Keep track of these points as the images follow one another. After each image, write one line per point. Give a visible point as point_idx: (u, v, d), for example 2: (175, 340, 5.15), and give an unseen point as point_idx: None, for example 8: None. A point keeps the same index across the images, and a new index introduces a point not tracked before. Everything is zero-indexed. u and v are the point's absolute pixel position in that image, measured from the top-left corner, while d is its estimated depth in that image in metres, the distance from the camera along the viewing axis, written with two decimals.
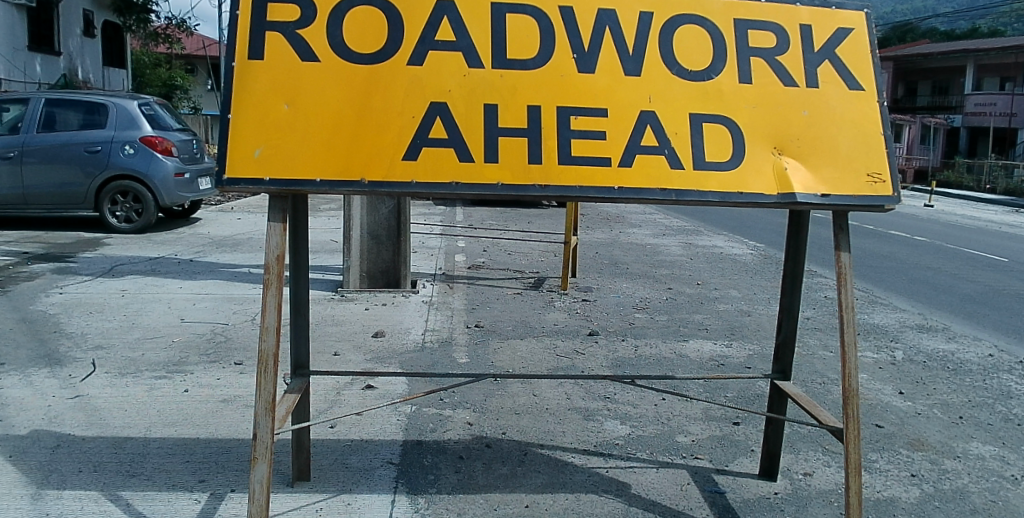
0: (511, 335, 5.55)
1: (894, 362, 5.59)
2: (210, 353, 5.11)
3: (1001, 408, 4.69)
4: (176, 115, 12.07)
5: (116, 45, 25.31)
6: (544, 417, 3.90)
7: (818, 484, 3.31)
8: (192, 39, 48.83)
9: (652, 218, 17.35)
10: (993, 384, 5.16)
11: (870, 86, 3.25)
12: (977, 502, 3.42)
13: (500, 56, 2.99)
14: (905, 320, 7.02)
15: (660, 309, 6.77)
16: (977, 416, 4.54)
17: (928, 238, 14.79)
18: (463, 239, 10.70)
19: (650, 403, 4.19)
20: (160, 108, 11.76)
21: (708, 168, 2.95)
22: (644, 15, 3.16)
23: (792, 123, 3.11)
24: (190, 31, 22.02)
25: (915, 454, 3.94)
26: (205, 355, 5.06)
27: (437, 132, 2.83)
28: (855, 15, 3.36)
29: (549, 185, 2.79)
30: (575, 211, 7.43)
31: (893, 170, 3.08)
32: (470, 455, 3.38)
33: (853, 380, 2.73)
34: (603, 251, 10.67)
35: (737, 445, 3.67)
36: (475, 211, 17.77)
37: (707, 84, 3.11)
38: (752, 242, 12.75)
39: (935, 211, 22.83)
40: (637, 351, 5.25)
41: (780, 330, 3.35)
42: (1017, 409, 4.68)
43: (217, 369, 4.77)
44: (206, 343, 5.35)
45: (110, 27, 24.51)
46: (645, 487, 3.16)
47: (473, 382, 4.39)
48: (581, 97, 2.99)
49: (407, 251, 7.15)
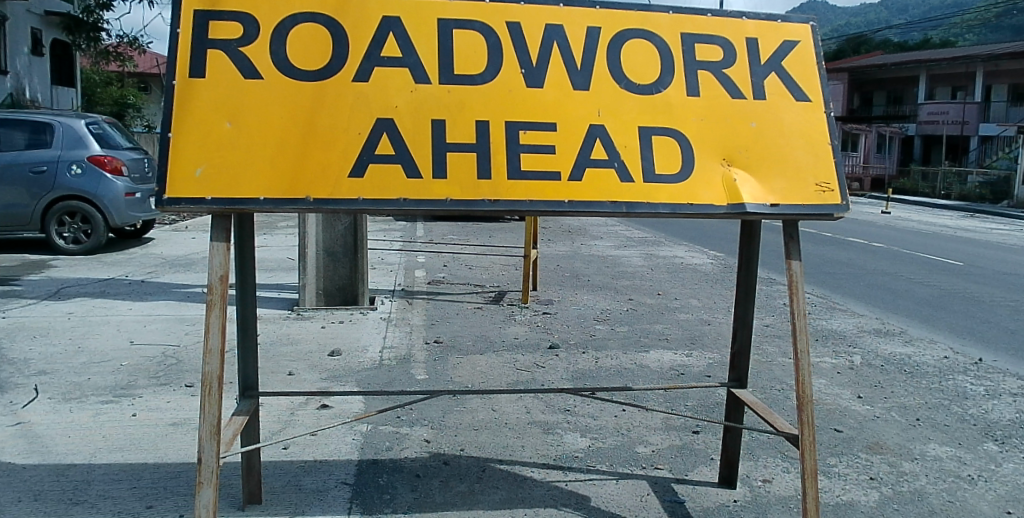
0: (470, 350, 5.52)
1: (853, 367, 5.66)
2: (161, 376, 5.02)
3: (957, 409, 4.77)
4: (127, 134, 11.93)
5: (65, 63, 24.98)
6: (503, 432, 3.87)
7: (777, 490, 3.33)
8: (149, 57, 48.41)
9: (614, 230, 17.47)
10: (950, 385, 5.24)
11: (816, 97, 3.31)
12: (935, 503, 3.47)
13: (446, 71, 3.00)
14: (862, 324, 7.14)
15: (620, 320, 6.80)
16: (934, 417, 4.61)
17: (883, 243, 15.06)
18: (423, 254, 10.68)
19: (610, 415, 4.19)
20: (110, 127, 11.62)
21: (658, 181, 2.99)
22: (592, 30, 3.18)
23: (740, 134, 3.16)
24: (143, 49, 21.78)
25: (873, 458, 3.97)
26: (155, 378, 4.96)
27: (384, 148, 2.86)
28: (801, 28, 3.41)
29: (498, 200, 2.83)
30: (535, 223, 7.42)
31: (840, 179, 3.15)
32: (428, 473, 3.34)
33: (806, 386, 2.85)
34: (564, 263, 10.72)
35: (697, 454, 3.66)
36: (437, 225, 17.77)
37: (656, 97, 3.14)
38: (712, 251, 12.88)
39: (892, 217, 23.34)
40: (598, 362, 5.26)
41: (736, 338, 3.31)
42: (972, 410, 4.76)
43: (168, 392, 4.69)
44: (157, 365, 5.26)
45: (60, 45, 24.10)
46: (605, 499, 3.15)
47: (431, 399, 4.35)
48: (529, 111, 3.01)
49: (365, 267, 7.10)
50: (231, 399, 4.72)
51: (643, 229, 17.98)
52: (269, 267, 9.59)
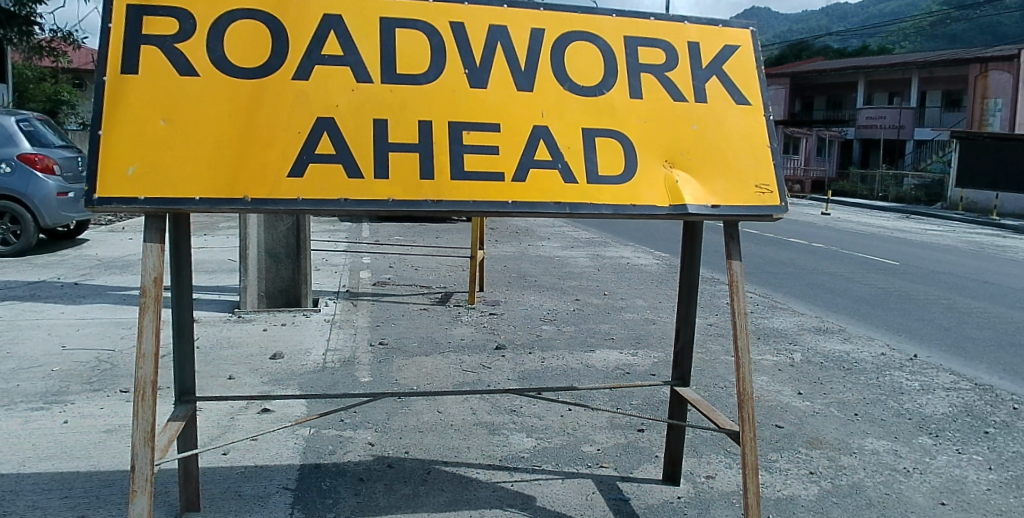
0: (416, 352, 5.48)
1: (793, 364, 5.80)
2: (94, 381, 4.86)
3: (894, 403, 4.93)
4: (61, 132, 11.55)
5: None
6: (448, 433, 3.85)
7: (720, 486, 3.39)
8: (85, 53, 46.82)
9: (562, 231, 17.62)
10: (886, 381, 5.42)
11: (756, 101, 3.38)
12: (872, 496, 3.58)
13: (389, 71, 2.98)
14: (802, 322, 7.33)
15: (567, 320, 6.85)
16: (871, 412, 4.75)
17: (824, 243, 15.51)
18: (368, 256, 10.62)
19: (556, 414, 4.21)
20: (42, 124, 11.20)
21: (601, 182, 3.02)
22: (536, 31, 3.19)
23: (682, 136, 3.21)
24: (78, 44, 21.12)
25: (813, 452, 4.07)
26: (88, 383, 4.81)
27: (325, 147, 2.83)
28: (741, 33, 3.48)
29: (441, 201, 2.83)
30: (482, 224, 7.42)
31: (778, 181, 3.23)
32: (371, 476, 3.31)
33: (747, 383, 2.92)
34: (511, 263, 10.76)
35: (642, 452, 3.71)
36: (383, 225, 17.64)
37: (599, 99, 3.17)
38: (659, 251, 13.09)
39: (832, 219, 24.07)
40: (544, 362, 5.28)
41: (678, 337, 3.35)
42: (907, 404, 4.92)
43: (101, 397, 4.55)
44: (90, 371, 5.09)
45: None
46: (551, 498, 3.16)
47: (375, 401, 4.31)
48: (473, 111, 3.01)
49: (308, 269, 7.01)
50: (166, 404, 4.59)
51: (589, 229, 18.18)
52: (210, 269, 9.40)
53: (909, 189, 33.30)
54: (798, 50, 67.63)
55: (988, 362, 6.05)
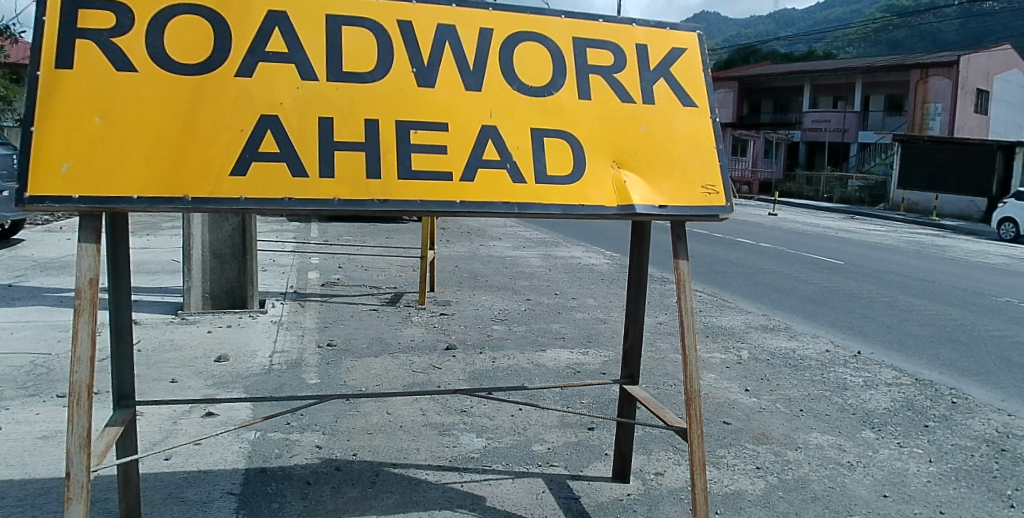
0: (364, 353, 5.43)
1: (740, 361, 5.91)
2: (28, 387, 4.69)
3: (838, 399, 5.06)
4: None
5: None
6: (397, 435, 3.83)
7: (669, 483, 3.44)
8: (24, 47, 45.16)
9: (514, 231, 17.68)
10: (831, 377, 5.56)
11: (703, 103, 3.43)
12: (817, 490, 3.67)
13: (335, 68, 2.95)
14: (749, 320, 7.47)
15: (518, 320, 6.87)
16: (816, 408, 4.87)
17: (772, 243, 15.85)
18: (316, 256, 10.51)
19: (507, 414, 4.22)
20: None
21: (549, 182, 3.04)
22: (484, 31, 3.19)
23: (630, 137, 3.25)
24: (11, 36, 20.37)
25: (760, 448, 4.15)
26: (22, 389, 4.64)
27: (269, 145, 2.78)
28: (688, 35, 3.53)
29: (388, 200, 2.81)
30: (432, 224, 7.39)
31: (724, 182, 3.29)
32: (319, 479, 3.26)
33: (694, 381, 2.97)
34: (462, 263, 10.75)
35: (592, 450, 3.74)
36: (332, 225, 17.44)
37: (548, 99, 3.18)
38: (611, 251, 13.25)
39: (780, 219, 24.62)
40: (494, 362, 5.28)
41: (627, 335, 3.37)
42: (851, 400, 5.06)
43: (36, 403, 4.39)
44: (25, 376, 4.91)
45: None
46: (500, 498, 3.16)
47: (323, 403, 4.26)
48: (421, 111, 3.00)
49: (254, 270, 6.90)
50: (104, 408, 4.46)
51: (541, 230, 18.29)
52: (153, 269, 9.17)
53: (853, 191, 34.40)
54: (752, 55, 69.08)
55: (927, 357, 6.27)
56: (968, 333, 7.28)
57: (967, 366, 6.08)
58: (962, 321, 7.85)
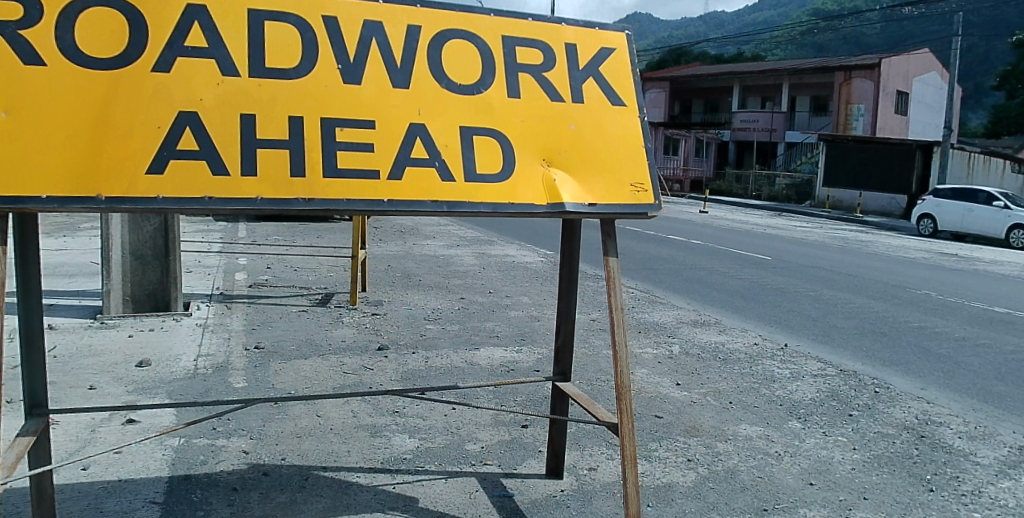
0: (293, 355, 5.34)
1: (672, 356, 6.03)
2: None
3: (766, 391, 5.22)
4: None
5: None
6: (327, 437, 3.77)
7: (602, 477, 3.49)
8: None
9: (447, 229, 17.66)
10: (759, 369, 5.73)
11: (631, 102, 3.48)
12: (746, 479, 3.77)
13: (257, 64, 2.88)
14: (681, 316, 7.64)
15: (451, 319, 6.86)
16: (744, 400, 5.01)
17: (704, 240, 16.24)
18: (244, 256, 10.29)
19: (440, 414, 4.21)
20: None
21: (478, 180, 3.03)
22: (412, 29, 3.17)
23: (560, 136, 3.27)
24: None
25: (691, 440, 4.25)
26: None
27: (188, 143, 2.70)
28: (616, 35, 3.57)
29: (313, 199, 2.76)
30: (363, 223, 7.31)
31: (652, 180, 3.34)
32: (246, 485, 3.19)
33: (625, 376, 2.99)
34: (396, 262, 10.68)
35: (525, 447, 3.76)
36: (260, 225, 17.06)
37: (477, 98, 3.18)
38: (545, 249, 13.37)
39: (710, 217, 25.24)
40: (427, 362, 5.26)
41: (559, 332, 3.39)
42: (778, 391, 5.22)
43: None
44: None
45: None
46: (433, 499, 3.14)
47: (250, 407, 4.17)
48: (347, 108, 2.95)
49: (177, 272, 6.72)
50: (14, 418, 4.25)
51: (475, 228, 18.30)
52: (68, 272, 8.79)
53: (780, 189, 35.65)
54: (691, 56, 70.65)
55: (851, 349, 6.52)
56: (889, 324, 7.62)
57: (887, 356, 6.36)
58: (884, 313, 8.20)
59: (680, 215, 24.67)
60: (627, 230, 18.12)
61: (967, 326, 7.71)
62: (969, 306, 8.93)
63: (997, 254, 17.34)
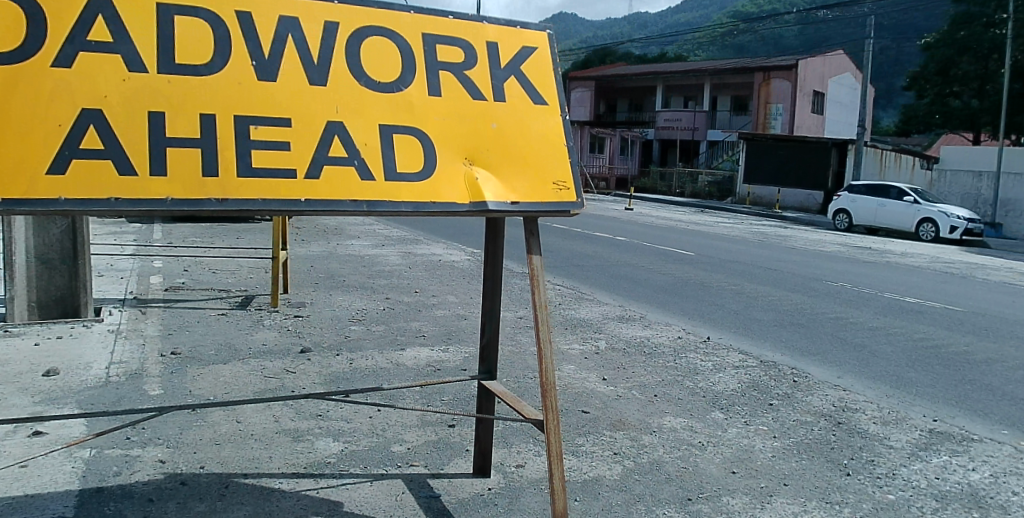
0: (212, 360, 5.19)
1: (598, 351, 6.13)
2: None
3: (689, 383, 5.37)
4: None
5: None
6: (248, 444, 3.69)
7: (529, 474, 3.52)
8: None
9: (372, 229, 17.46)
10: (683, 362, 5.89)
11: (553, 101, 3.52)
12: (671, 471, 3.87)
13: (166, 60, 2.78)
14: (607, 312, 7.77)
15: (376, 320, 6.80)
16: (669, 392, 5.14)
17: (630, 237, 16.58)
18: (159, 259, 9.92)
19: (365, 416, 4.16)
20: None
21: (399, 179, 3.01)
22: (329, 25, 3.11)
23: (482, 134, 3.27)
24: None
25: (617, 434, 4.33)
26: None
27: (92, 141, 2.59)
28: (538, 35, 3.60)
29: (227, 200, 2.69)
30: (284, 223, 7.16)
31: (574, 179, 3.38)
32: (163, 495, 3.09)
33: (549, 373, 3.01)
34: (319, 263, 10.50)
35: (452, 447, 3.76)
36: (177, 226, 16.46)
37: (397, 96, 3.15)
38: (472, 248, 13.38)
39: (636, 213, 25.71)
40: (352, 364, 5.20)
41: (484, 332, 3.40)
42: (701, 383, 5.38)
43: None
44: None
45: None
46: (358, 502, 3.11)
47: (168, 415, 4.04)
48: (262, 106, 2.88)
49: (88, 277, 6.49)
50: None
51: (402, 227, 18.15)
52: None
53: (703, 186, 36.81)
54: (624, 55, 71.83)
55: (770, 340, 6.78)
56: (807, 315, 7.94)
57: (805, 346, 6.64)
58: (803, 305, 8.55)
59: (610, 213, 25.03)
60: (556, 227, 18.31)
61: (880, 316, 8.12)
62: (882, 296, 9.41)
63: (908, 247, 18.32)
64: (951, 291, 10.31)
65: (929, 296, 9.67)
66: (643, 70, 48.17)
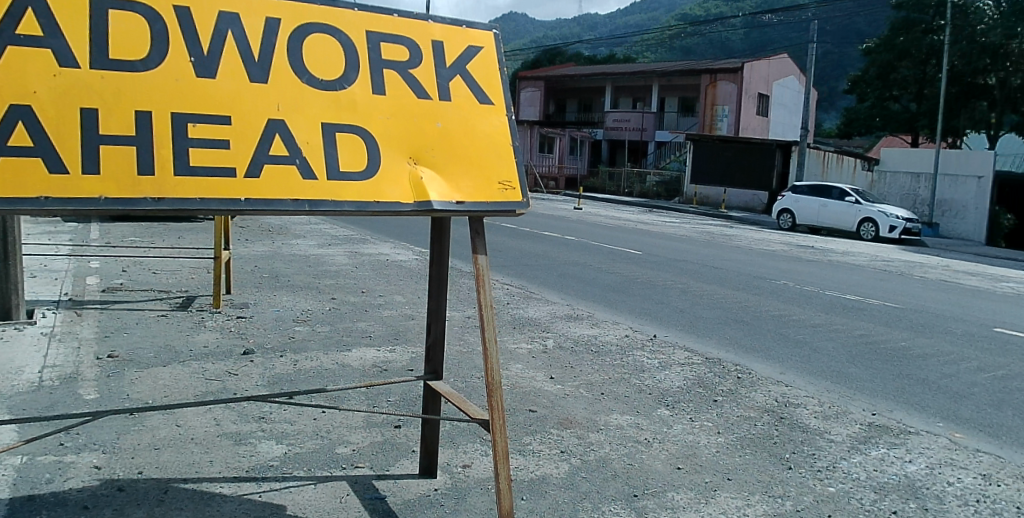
0: (150, 363, 5.06)
1: (546, 350, 6.19)
2: None
3: (635, 380, 5.45)
4: None
5: None
6: (188, 448, 3.61)
7: (476, 473, 3.54)
8: None
9: (319, 229, 17.19)
10: (629, 360, 5.98)
11: (499, 101, 3.54)
12: (617, 467, 3.93)
13: (100, 55, 2.70)
14: (555, 311, 7.83)
15: (322, 320, 6.72)
16: (616, 390, 5.21)
17: (578, 236, 16.72)
18: (97, 259, 9.60)
19: (309, 418, 4.12)
20: None
21: (342, 178, 2.98)
22: (271, 21, 3.06)
23: (427, 134, 3.27)
24: None
25: (564, 432, 4.37)
26: None
27: (19, 138, 2.49)
28: (484, 34, 3.61)
29: (163, 199, 2.62)
30: (226, 222, 7.02)
31: (520, 178, 3.41)
32: (98, 502, 3.00)
33: (495, 372, 3.00)
34: (264, 263, 10.32)
35: (398, 448, 3.75)
36: (114, 225, 15.95)
37: (340, 94, 3.12)
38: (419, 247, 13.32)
39: (586, 213, 25.87)
40: (296, 365, 5.14)
41: (430, 332, 3.40)
42: (646, 380, 5.48)
43: None
44: None
45: None
46: (302, 505, 3.07)
47: (103, 420, 3.94)
48: (200, 103, 2.82)
49: (19, 277, 6.22)
50: None
51: (349, 227, 17.93)
52: None
53: (650, 187, 37.34)
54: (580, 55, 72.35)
55: (716, 337, 6.94)
56: (751, 313, 8.14)
57: (749, 343, 6.81)
58: (748, 303, 8.76)
59: (562, 212, 25.16)
60: (506, 226, 18.34)
61: (822, 313, 8.37)
62: (825, 294, 9.70)
63: (849, 246, 18.91)
64: (889, 288, 10.69)
65: (869, 293, 10.02)
66: (592, 71, 48.53)
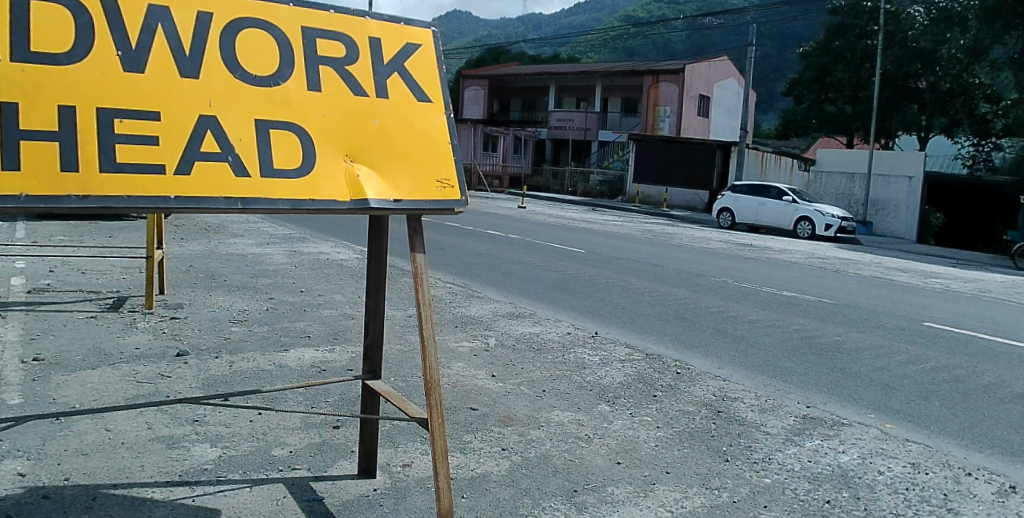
0: (77, 366, 4.90)
1: (488, 349, 6.22)
2: None
3: (577, 377, 5.54)
4: None
5: None
6: (118, 453, 3.52)
7: (416, 473, 3.55)
8: None
9: (258, 228, 16.81)
10: (570, 357, 6.06)
11: (437, 99, 3.54)
12: (558, 463, 3.99)
13: (21, 47, 2.59)
14: (497, 309, 7.86)
15: (260, 321, 6.61)
16: (557, 388, 5.28)
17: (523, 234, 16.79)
18: (22, 259, 9.20)
19: (245, 421, 4.06)
20: None
21: (276, 176, 2.94)
22: (202, 15, 3.00)
23: (364, 132, 3.25)
24: None
25: (505, 430, 4.41)
26: None
27: None
28: (422, 32, 3.61)
29: (88, 196, 2.54)
30: (159, 221, 6.84)
31: (458, 177, 3.42)
32: (21, 510, 2.89)
33: (435, 371, 3.00)
34: (201, 262, 10.07)
35: (337, 449, 3.73)
36: (41, 224, 15.28)
37: (274, 90, 3.08)
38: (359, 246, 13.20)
39: (531, 211, 25.96)
40: (232, 366, 5.05)
41: (368, 331, 3.38)
42: (587, 377, 5.56)
43: None
44: None
45: None
46: (237, 509, 3.03)
47: (27, 425, 3.81)
48: (128, 98, 2.75)
49: None
50: None
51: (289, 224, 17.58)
52: None
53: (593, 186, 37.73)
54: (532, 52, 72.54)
55: (656, 334, 7.09)
56: (692, 310, 8.33)
57: (690, 339, 6.99)
58: (688, 300, 8.96)
59: (509, 211, 25.18)
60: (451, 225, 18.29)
61: (760, 309, 8.62)
62: (763, 290, 10.00)
63: (788, 243, 19.49)
64: (825, 284, 11.08)
65: (805, 289, 10.37)
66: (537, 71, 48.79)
